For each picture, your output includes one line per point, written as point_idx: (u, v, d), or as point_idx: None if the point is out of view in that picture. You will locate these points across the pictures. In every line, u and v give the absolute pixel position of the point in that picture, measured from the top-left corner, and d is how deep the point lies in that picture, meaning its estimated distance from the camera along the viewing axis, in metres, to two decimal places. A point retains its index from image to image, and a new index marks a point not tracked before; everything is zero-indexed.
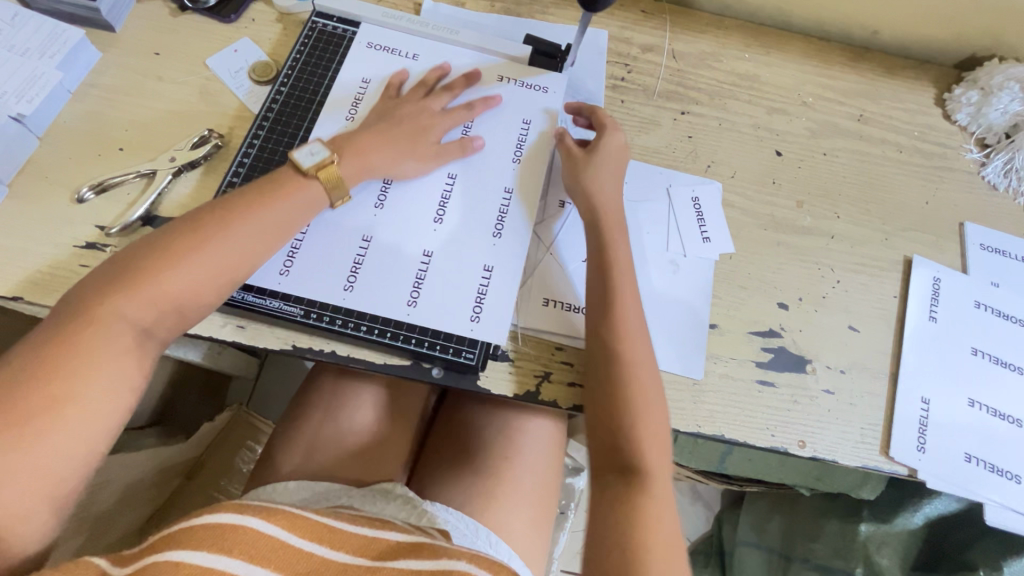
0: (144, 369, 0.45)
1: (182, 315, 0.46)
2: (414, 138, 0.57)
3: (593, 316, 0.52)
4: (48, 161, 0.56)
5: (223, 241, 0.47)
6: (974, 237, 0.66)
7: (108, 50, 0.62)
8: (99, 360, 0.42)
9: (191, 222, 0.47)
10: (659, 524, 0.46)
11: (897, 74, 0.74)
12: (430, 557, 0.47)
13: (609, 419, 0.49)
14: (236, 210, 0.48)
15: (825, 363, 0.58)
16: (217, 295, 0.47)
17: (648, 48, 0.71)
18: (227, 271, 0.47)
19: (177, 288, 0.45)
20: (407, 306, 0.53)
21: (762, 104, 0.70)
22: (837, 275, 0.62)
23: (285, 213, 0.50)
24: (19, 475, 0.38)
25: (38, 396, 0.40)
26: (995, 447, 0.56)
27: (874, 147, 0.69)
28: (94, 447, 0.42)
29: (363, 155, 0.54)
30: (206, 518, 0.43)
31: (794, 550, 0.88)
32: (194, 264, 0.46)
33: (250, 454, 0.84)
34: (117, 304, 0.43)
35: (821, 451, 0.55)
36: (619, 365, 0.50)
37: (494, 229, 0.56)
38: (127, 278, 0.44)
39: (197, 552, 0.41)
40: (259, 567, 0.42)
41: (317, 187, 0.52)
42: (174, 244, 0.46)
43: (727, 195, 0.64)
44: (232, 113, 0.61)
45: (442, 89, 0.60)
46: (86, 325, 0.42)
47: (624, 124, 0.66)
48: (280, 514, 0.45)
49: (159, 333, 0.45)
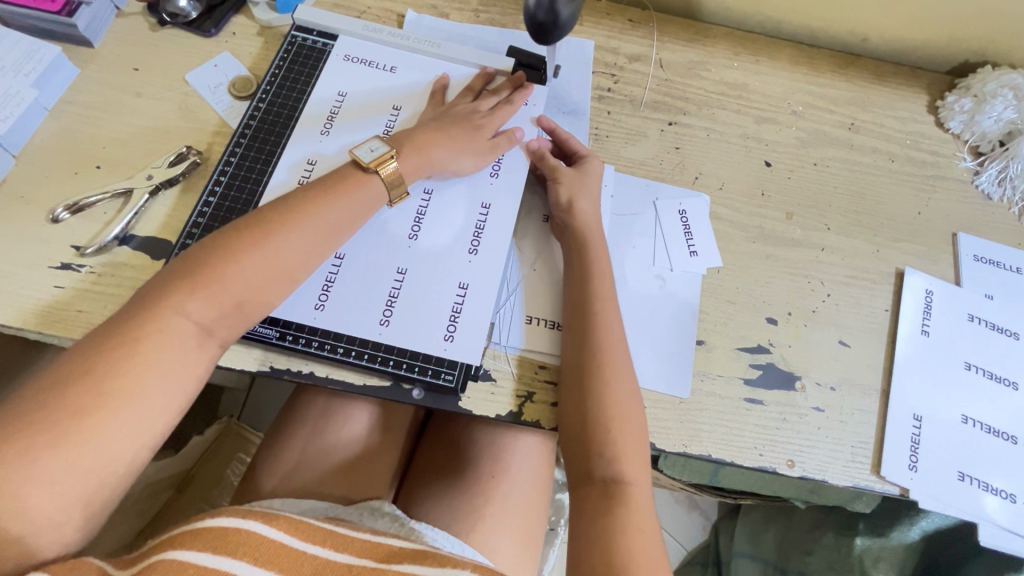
0: (202, 368, 0.44)
1: (243, 314, 0.46)
2: (471, 134, 0.57)
3: (572, 345, 0.51)
4: (24, 180, 0.55)
5: (286, 239, 0.47)
6: (968, 248, 0.64)
7: (86, 66, 0.61)
8: (160, 357, 0.41)
9: (255, 220, 0.47)
10: (641, 555, 0.45)
11: (888, 81, 0.73)
12: (435, 564, 0.45)
13: (589, 450, 0.48)
14: (300, 206, 0.48)
15: (815, 380, 0.57)
16: (278, 292, 0.47)
17: (635, 57, 0.70)
18: (288, 269, 0.47)
19: (240, 284, 0.45)
20: (379, 325, 0.52)
21: (751, 113, 0.69)
22: (828, 288, 0.61)
23: (346, 210, 0.50)
24: (64, 476, 0.37)
25: (87, 393, 0.39)
26: (990, 465, 0.55)
27: (865, 156, 0.68)
28: (139, 451, 0.40)
29: (424, 151, 0.55)
30: (207, 521, 0.41)
31: (789, 563, 0.87)
32: (258, 261, 0.45)
33: (240, 466, 0.81)
34: (180, 301, 0.43)
35: (811, 470, 0.54)
36: (597, 395, 0.49)
37: (471, 245, 0.55)
38: (190, 274, 0.44)
39: (201, 553, 0.39)
40: (264, 569, 0.41)
41: (378, 183, 0.52)
42: (236, 241, 0.45)
43: (715, 207, 0.63)
44: (213, 128, 0.60)
45: (489, 92, 0.61)
46: (148, 321, 0.42)
47: (610, 135, 0.65)
48: (281, 518, 0.44)
49: (217, 332, 0.45)
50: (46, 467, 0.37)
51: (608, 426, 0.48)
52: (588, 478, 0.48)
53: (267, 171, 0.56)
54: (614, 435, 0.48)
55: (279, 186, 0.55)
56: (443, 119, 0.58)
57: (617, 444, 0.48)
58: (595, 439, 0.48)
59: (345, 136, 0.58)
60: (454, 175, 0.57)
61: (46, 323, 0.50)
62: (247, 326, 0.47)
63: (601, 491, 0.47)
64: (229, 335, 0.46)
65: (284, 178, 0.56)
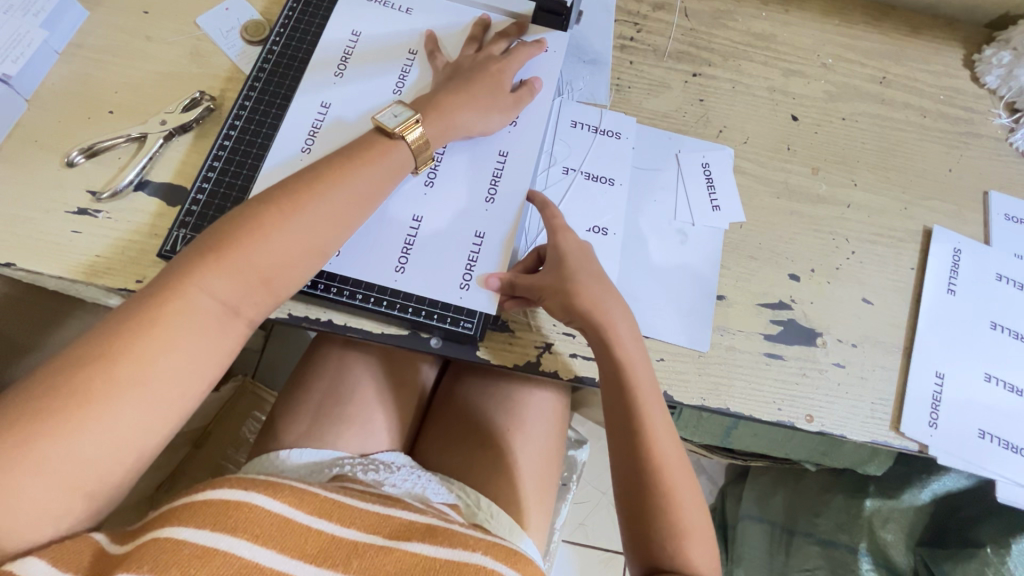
0: (229, 345, 0.44)
1: (270, 291, 0.45)
2: (493, 94, 0.55)
3: (611, 399, 0.48)
4: (37, 124, 0.54)
5: (316, 213, 0.45)
6: (999, 207, 0.63)
7: (95, 9, 0.60)
8: (184, 338, 0.41)
9: (282, 192, 0.46)
10: (696, 533, 0.46)
11: (923, 33, 0.70)
12: (445, 542, 0.44)
13: (634, 439, 0.47)
14: (326, 177, 0.47)
15: (836, 336, 0.56)
16: (306, 268, 0.46)
17: (659, 6, 0.67)
18: (317, 244, 0.46)
19: (268, 261, 0.44)
20: (395, 272, 0.51)
21: (778, 65, 0.66)
22: (853, 245, 0.60)
23: (373, 179, 0.49)
24: (86, 454, 0.37)
25: (101, 378, 0.38)
26: (1011, 424, 0.55)
27: (896, 112, 0.66)
28: (162, 429, 0.41)
29: (448, 115, 0.53)
30: (207, 495, 0.41)
31: (797, 524, 0.87)
32: (285, 238, 0.44)
33: (255, 424, 0.80)
34: (208, 280, 0.42)
35: (829, 425, 0.54)
36: (648, 462, 0.47)
37: (488, 195, 0.54)
38: (216, 251, 0.43)
39: (199, 531, 0.39)
40: (264, 548, 0.40)
41: (404, 148, 0.51)
42: (261, 216, 0.44)
43: (739, 162, 0.61)
44: (226, 74, 0.59)
45: (498, 36, 0.59)
46: (175, 300, 0.41)
47: (632, 86, 0.63)
48: (285, 491, 0.43)
49: (244, 310, 0.44)
50: (58, 450, 0.36)
51: (662, 494, 0.46)
52: (650, 561, 0.45)
53: (281, 115, 0.55)
54: (649, 420, 0.47)
55: (291, 131, 0.54)
56: (458, 67, 0.56)
57: (676, 512, 0.46)
58: (636, 441, 0.47)
59: (360, 79, 0.57)
60: (481, 136, 0.55)
61: (63, 267, 0.50)
62: (275, 303, 0.46)
63: (653, 513, 0.46)
64: (257, 312, 0.45)
65: (297, 121, 0.54)
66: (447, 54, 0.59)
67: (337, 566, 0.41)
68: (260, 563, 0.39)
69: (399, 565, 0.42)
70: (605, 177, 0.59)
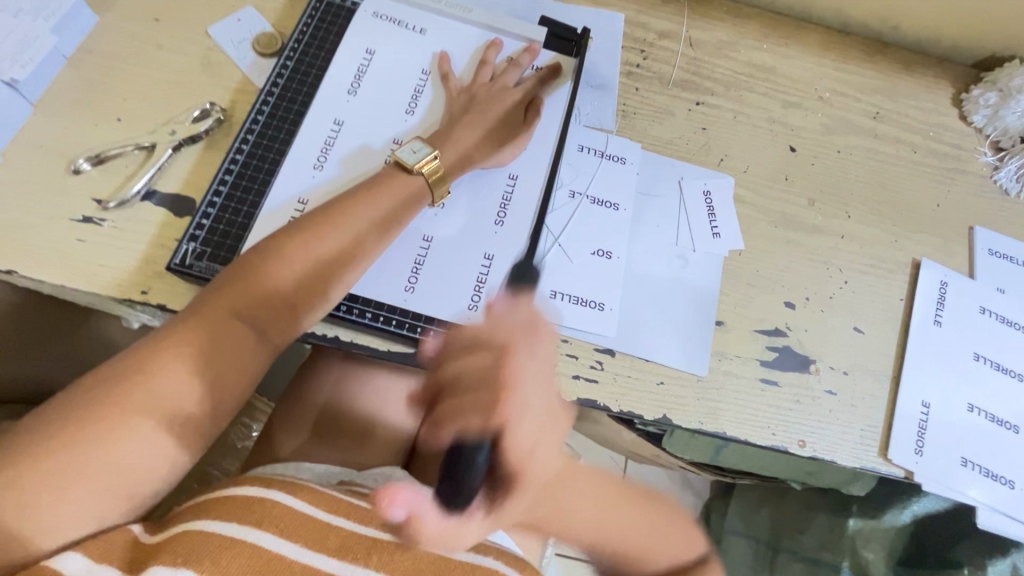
0: (255, 368, 0.45)
1: (296, 317, 0.46)
2: (505, 123, 0.58)
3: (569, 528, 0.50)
4: (43, 129, 0.54)
5: (339, 242, 0.47)
6: (983, 241, 0.65)
7: (105, 14, 0.60)
8: (215, 356, 0.42)
9: (308, 222, 0.47)
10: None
11: (915, 71, 0.72)
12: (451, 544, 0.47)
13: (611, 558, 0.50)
14: (351, 208, 0.49)
15: (829, 364, 0.58)
16: (328, 295, 0.47)
17: (664, 34, 0.69)
18: (340, 273, 0.47)
19: (294, 287, 0.45)
20: (405, 291, 0.51)
21: (777, 97, 0.68)
22: (846, 275, 0.62)
23: (393, 211, 0.50)
24: (120, 465, 0.39)
25: (137, 389, 0.40)
26: (992, 453, 0.57)
27: (888, 146, 0.68)
28: (189, 447, 0.42)
29: (464, 152, 0.55)
30: (234, 491, 0.44)
31: (782, 541, 0.89)
32: (308, 263, 0.46)
33: (246, 431, 0.76)
34: (238, 303, 0.44)
35: (821, 450, 0.55)
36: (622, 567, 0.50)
37: (497, 217, 0.55)
38: (246, 279, 0.44)
39: (229, 524, 0.41)
40: (289, 541, 0.42)
41: (422, 184, 0.52)
42: (288, 245, 0.46)
43: (740, 190, 0.63)
44: (236, 85, 0.59)
45: (508, 62, 0.60)
46: (205, 322, 0.43)
47: (638, 112, 0.65)
48: (303, 489, 0.45)
49: (271, 335, 0.45)
50: (94, 460, 0.38)
51: None
52: None
53: (295, 131, 0.55)
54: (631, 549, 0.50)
55: (304, 147, 0.54)
56: (472, 95, 0.58)
57: None
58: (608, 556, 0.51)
59: (374, 97, 0.57)
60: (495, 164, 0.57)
61: (67, 276, 0.50)
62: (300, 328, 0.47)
63: None
64: (283, 338, 0.46)
65: (311, 138, 0.55)
66: (459, 77, 0.60)
67: (358, 560, 0.44)
68: (285, 555, 0.42)
69: (411, 563, 0.45)
70: (609, 202, 0.60)
